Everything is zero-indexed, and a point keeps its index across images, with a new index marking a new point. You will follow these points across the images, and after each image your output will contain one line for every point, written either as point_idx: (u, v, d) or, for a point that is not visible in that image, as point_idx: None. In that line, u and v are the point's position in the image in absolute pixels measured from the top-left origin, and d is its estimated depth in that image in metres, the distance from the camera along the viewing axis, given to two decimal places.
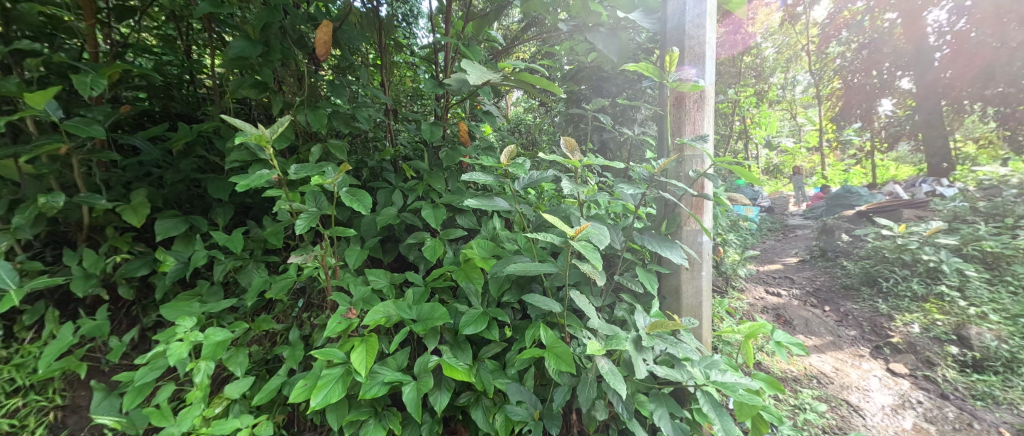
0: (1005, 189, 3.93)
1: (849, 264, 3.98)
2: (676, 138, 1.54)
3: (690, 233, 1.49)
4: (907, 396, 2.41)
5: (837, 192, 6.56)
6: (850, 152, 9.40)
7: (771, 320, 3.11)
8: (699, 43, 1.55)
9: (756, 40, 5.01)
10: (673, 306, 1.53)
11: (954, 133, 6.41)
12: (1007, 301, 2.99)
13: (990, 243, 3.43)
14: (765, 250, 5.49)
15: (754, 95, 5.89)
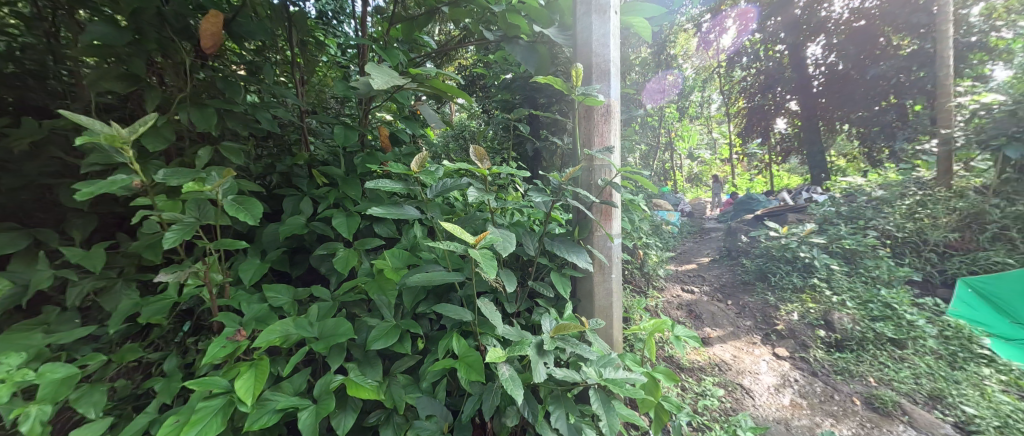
0: (860, 196, 4.77)
1: (748, 262, 4.56)
2: (586, 148, 1.65)
3: (599, 238, 1.60)
4: (787, 376, 2.82)
5: (741, 199, 7.53)
6: (752, 164, 10.78)
7: (684, 315, 3.45)
8: (604, 60, 1.68)
9: (678, 62, 5.57)
10: (587, 308, 1.63)
11: (826, 149, 7.66)
12: (860, 288, 3.61)
13: (850, 241, 4.13)
14: (683, 251, 6.09)
15: (677, 111, 6.52)
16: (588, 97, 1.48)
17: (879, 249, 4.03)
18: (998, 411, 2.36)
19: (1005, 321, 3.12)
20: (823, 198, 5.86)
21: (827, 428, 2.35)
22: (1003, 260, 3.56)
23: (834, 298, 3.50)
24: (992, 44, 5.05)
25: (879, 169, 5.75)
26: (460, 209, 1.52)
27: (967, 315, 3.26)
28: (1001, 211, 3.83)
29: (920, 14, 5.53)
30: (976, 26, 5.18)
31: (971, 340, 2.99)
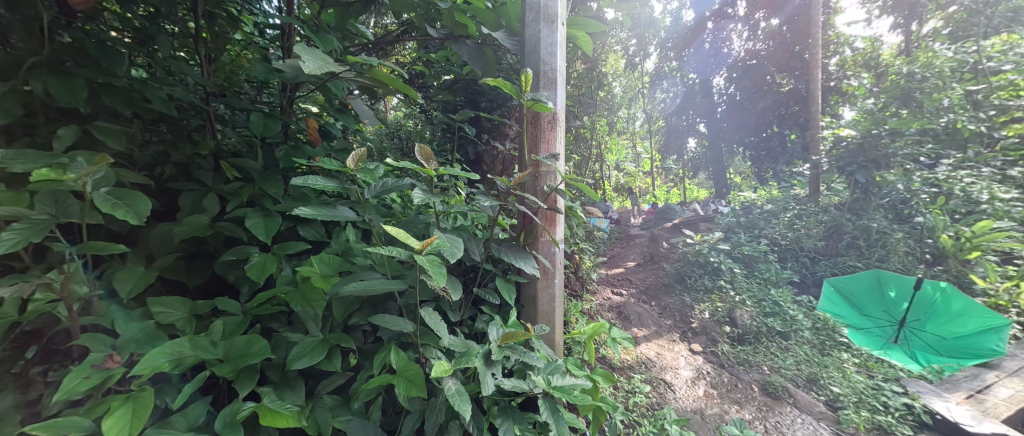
0: (757, 208, 5.41)
1: (668, 266, 4.88)
2: (533, 154, 1.63)
3: (544, 243, 1.59)
4: (701, 369, 3.06)
5: (662, 208, 8.12)
6: (669, 176, 11.74)
7: (614, 317, 3.59)
8: (551, 69, 1.68)
9: (608, 78, 5.85)
10: (530, 314, 1.60)
11: (727, 165, 8.65)
12: (756, 289, 4.05)
13: (749, 248, 4.62)
14: (612, 255, 6.38)
15: (607, 124, 6.83)
16: (538, 103, 1.45)
17: (771, 255, 4.57)
18: (856, 390, 2.79)
19: (856, 312, 3.61)
20: (727, 209, 6.54)
21: (733, 414, 2.61)
22: (857, 264, 4.18)
23: (737, 297, 3.87)
24: (844, 89, 6.06)
25: (770, 185, 6.57)
26: (399, 212, 1.41)
27: (831, 310, 3.73)
28: (856, 219, 4.52)
29: (796, 59, 6.48)
30: (833, 74, 6.36)
31: (835, 330, 3.49)
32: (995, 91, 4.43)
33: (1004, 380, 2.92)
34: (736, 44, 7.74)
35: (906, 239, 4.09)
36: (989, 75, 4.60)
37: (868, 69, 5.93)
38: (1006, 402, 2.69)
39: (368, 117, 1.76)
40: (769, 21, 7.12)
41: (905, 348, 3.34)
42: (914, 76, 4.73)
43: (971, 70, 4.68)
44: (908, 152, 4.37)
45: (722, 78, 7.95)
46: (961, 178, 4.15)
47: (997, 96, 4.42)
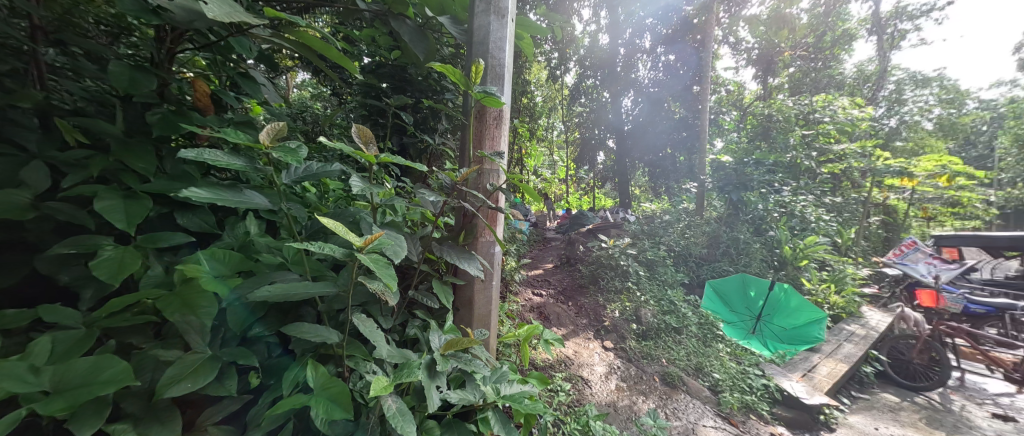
0: (659, 217, 6.01)
1: (583, 268, 5.12)
2: (477, 150, 1.53)
3: (483, 243, 1.51)
4: (612, 364, 3.27)
5: (577, 213, 8.54)
6: (582, 184, 12.53)
7: (535, 317, 3.68)
8: (499, 64, 1.60)
9: (529, 87, 5.99)
10: (466, 318, 1.49)
11: (630, 178, 9.55)
12: (656, 289, 4.51)
13: (651, 253, 5.07)
14: (532, 257, 6.52)
15: (529, 130, 6.98)
16: (490, 96, 1.35)
17: (667, 259, 5.12)
18: (731, 376, 3.35)
19: (728, 309, 4.08)
20: (632, 218, 7.12)
21: (640, 404, 2.82)
22: (728, 268, 5.11)
23: (642, 297, 4.26)
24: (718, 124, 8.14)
25: (666, 199, 7.35)
26: (319, 202, 1.20)
27: (711, 307, 4.19)
28: (730, 230, 5.50)
29: (687, 90, 8.08)
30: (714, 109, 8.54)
31: (713, 325, 4.05)
32: (818, 137, 6.19)
33: (825, 359, 3.82)
34: (642, 70, 8.65)
35: (761, 249, 5.23)
36: (815, 123, 6.27)
37: (737, 108, 8.13)
38: (826, 379, 3.45)
39: (275, 93, 1.51)
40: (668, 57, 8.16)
41: (760, 339, 3.84)
42: (769, 117, 6.38)
43: (805, 118, 6.30)
44: (763, 179, 5.58)
45: (629, 100, 8.96)
46: (799, 202, 5.65)
47: (818, 141, 6.21)
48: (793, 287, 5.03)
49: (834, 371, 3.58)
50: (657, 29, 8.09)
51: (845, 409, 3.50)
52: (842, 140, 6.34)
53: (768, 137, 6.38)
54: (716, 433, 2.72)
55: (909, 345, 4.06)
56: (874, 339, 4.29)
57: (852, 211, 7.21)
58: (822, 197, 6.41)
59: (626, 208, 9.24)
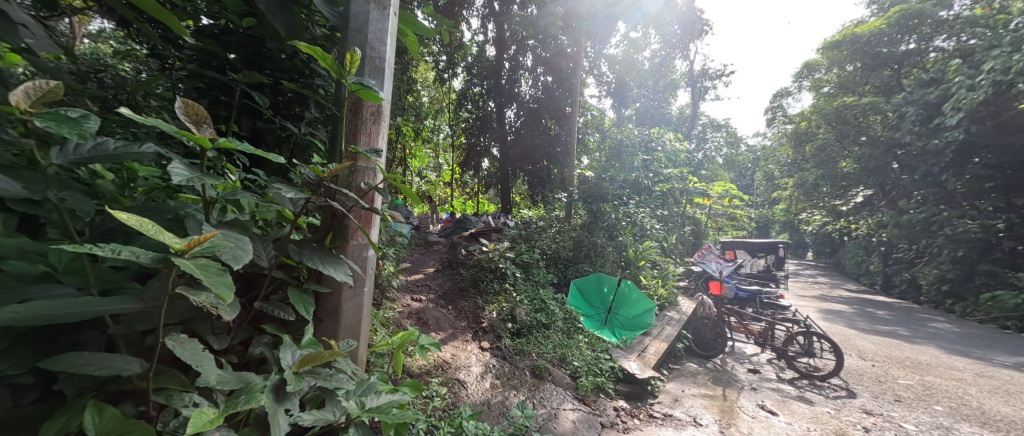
0: (534, 222, 6.46)
1: (463, 271, 5.18)
2: (351, 144, 1.40)
3: (354, 246, 1.39)
4: (488, 364, 3.38)
5: (460, 218, 8.61)
6: (466, 189, 12.73)
7: (413, 323, 3.58)
8: (379, 57, 1.50)
9: (415, 86, 5.84)
10: (331, 329, 1.34)
11: (512, 186, 9.88)
12: (529, 289, 4.82)
13: (527, 255, 5.37)
14: (412, 261, 6.32)
15: (413, 130, 6.79)
16: (367, 89, 1.26)
17: (540, 261, 5.53)
18: (587, 362, 3.76)
19: (587, 303, 4.41)
20: (511, 223, 7.43)
21: (512, 399, 2.97)
22: (589, 269, 5.80)
23: (517, 297, 4.48)
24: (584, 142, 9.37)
25: (541, 206, 7.91)
26: (123, 192, 0.94)
27: (574, 303, 4.48)
28: (590, 236, 6.20)
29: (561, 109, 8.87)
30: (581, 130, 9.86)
31: (574, 319, 4.52)
32: (655, 162, 7.74)
33: (653, 340, 4.73)
34: (524, 86, 9.25)
35: (613, 251, 6.17)
36: (651, 150, 7.76)
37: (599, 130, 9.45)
38: (653, 355, 4.31)
39: (43, 36, 1.17)
40: (546, 77, 8.91)
41: (609, 328, 4.25)
42: (622, 141, 7.57)
43: (645, 146, 7.72)
44: (617, 193, 6.52)
45: (513, 112, 9.36)
46: (639, 213, 6.87)
47: (654, 165, 7.76)
48: (635, 283, 6.12)
49: (658, 348, 4.48)
50: (537, 51, 8.76)
51: (663, 375, 4.33)
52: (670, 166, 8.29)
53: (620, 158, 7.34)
54: (575, 413, 3.03)
55: (706, 325, 5.22)
56: (684, 321, 5.47)
57: (673, 221, 9.10)
58: (655, 211, 7.90)
59: (506, 213, 9.59)
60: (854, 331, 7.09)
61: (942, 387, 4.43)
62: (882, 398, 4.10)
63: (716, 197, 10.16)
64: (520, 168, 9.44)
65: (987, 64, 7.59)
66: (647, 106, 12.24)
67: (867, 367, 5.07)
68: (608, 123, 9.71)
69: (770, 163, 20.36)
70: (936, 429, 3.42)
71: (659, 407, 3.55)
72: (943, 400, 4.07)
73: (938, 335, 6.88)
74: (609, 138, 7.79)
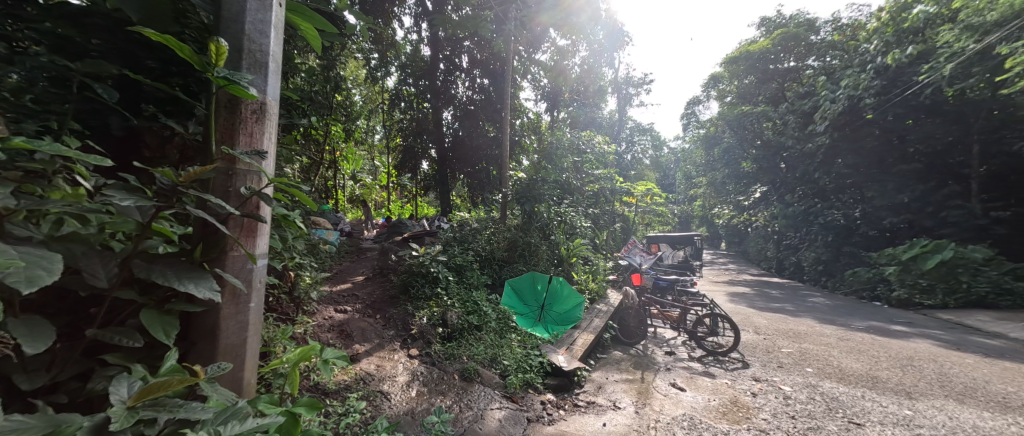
0: (470, 224, 6.42)
1: (395, 278, 4.97)
2: (225, 145, 1.28)
3: (234, 258, 1.25)
4: (415, 371, 3.29)
5: (395, 222, 8.25)
6: (403, 192, 12.32)
7: (333, 336, 3.36)
8: (261, 51, 1.37)
9: (345, 84, 5.48)
10: (205, 353, 1.20)
11: (450, 188, 9.74)
12: (463, 292, 4.74)
13: (460, 258, 5.30)
14: (340, 270, 5.91)
15: (341, 130, 6.33)
16: (235, 84, 1.18)
17: (474, 263, 5.48)
18: (517, 360, 3.80)
19: (521, 302, 4.46)
20: (447, 226, 7.28)
21: (437, 404, 2.92)
22: (523, 268, 5.89)
23: (449, 301, 4.39)
24: (522, 144, 9.34)
25: (481, 208, 7.88)
26: None
27: (508, 303, 4.51)
28: (525, 236, 6.26)
29: (497, 113, 8.87)
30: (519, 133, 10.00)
31: (507, 319, 4.54)
32: (583, 164, 8.29)
33: (582, 333, 4.94)
34: (461, 88, 9.13)
35: (547, 249, 6.31)
36: (577, 153, 8.25)
37: (535, 132, 9.63)
38: (580, 347, 4.50)
39: None
40: (483, 79, 8.87)
41: (543, 325, 4.37)
42: (554, 143, 7.81)
43: (573, 149, 8.11)
44: (551, 193, 6.67)
45: (450, 114, 9.20)
46: (569, 212, 7.15)
47: (583, 166, 8.27)
48: (568, 279, 6.35)
49: (586, 340, 4.69)
50: (473, 53, 8.77)
51: (589, 365, 4.55)
52: (598, 167, 9.07)
53: (553, 159, 7.59)
54: (501, 412, 3.05)
55: (629, 314, 5.59)
56: (610, 313, 5.86)
57: (605, 219, 9.60)
58: (586, 209, 8.27)
59: (444, 216, 9.39)
60: (752, 310, 8.08)
61: (813, 352, 5.24)
62: (768, 366, 4.74)
63: (638, 195, 11.00)
64: (458, 170, 9.36)
65: (843, 81, 9.29)
66: (579, 110, 12.78)
67: (760, 341, 5.81)
68: (544, 125, 9.98)
69: (685, 163, 22.54)
70: (806, 388, 4.03)
71: (584, 395, 3.71)
72: (814, 362, 4.82)
73: (814, 308, 8.15)
74: (546, 141, 8.05)
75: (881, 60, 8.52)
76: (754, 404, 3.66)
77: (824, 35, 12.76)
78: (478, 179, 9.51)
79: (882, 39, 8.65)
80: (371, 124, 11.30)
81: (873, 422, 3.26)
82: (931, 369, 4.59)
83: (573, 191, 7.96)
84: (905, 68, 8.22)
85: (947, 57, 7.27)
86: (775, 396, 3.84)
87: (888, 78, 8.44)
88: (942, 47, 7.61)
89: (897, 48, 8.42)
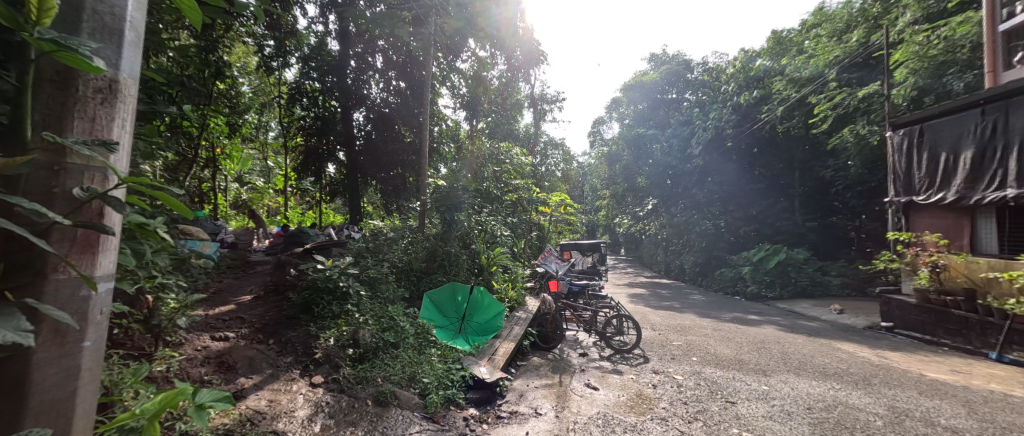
0: (384, 233, 6.03)
1: (293, 296, 4.40)
2: (49, 132, 0.95)
3: (61, 282, 0.93)
4: (319, 402, 2.94)
5: (294, 231, 7.42)
6: (304, 197, 11.30)
7: (209, 371, 2.97)
8: (112, 13, 1.05)
9: (230, 69, 4.79)
10: (10, 417, 0.88)
11: (361, 195, 9.10)
12: (377, 307, 4.35)
13: (374, 271, 4.91)
14: (220, 288, 5.07)
15: (223, 122, 5.51)
16: (67, 50, 0.89)
17: (390, 276, 5.11)
18: (437, 376, 3.56)
19: (440, 315, 4.32)
20: (357, 235, 6.75)
21: None
22: (443, 278, 5.66)
23: (361, 318, 3.99)
24: (441, 152, 9.11)
25: (396, 216, 7.48)
26: None
27: (428, 316, 4.32)
28: (445, 245, 6.07)
29: (415, 118, 8.49)
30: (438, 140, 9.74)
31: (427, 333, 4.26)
32: (503, 173, 8.52)
33: (503, 342, 4.87)
34: (374, 89, 8.65)
35: (467, 258, 6.15)
36: (497, 163, 8.44)
37: (454, 140, 9.50)
38: (502, 356, 4.38)
39: None
40: (399, 82, 8.50)
41: (464, 336, 4.29)
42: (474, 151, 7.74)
43: (489, 158, 8.21)
44: (471, 201, 6.51)
45: (361, 115, 8.63)
46: (489, 221, 7.10)
47: (503, 175, 8.48)
48: (488, 288, 6.23)
49: (507, 349, 4.61)
50: (388, 53, 8.34)
51: (510, 374, 4.48)
52: (516, 177, 9.20)
53: (474, 168, 7.55)
54: None
55: (547, 320, 5.69)
56: (530, 319, 5.91)
57: (523, 228, 9.76)
58: (506, 218, 8.30)
59: (355, 224, 8.77)
60: (648, 308, 8.86)
61: (695, 342, 5.87)
62: (663, 358, 5.19)
63: (553, 205, 11.45)
64: (370, 175, 8.77)
65: (712, 114, 11.84)
66: (498, 121, 12.98)
67: (656, 337, 6.32)
68: (463, 134, 9.91)
69: (592, 176, 24.29)
70: (692, 375, 4.48)
71: (506, 405, 3.62)
72: (694, 352, 5.40)
73: (696, 304, 9.20)
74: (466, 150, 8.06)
75: (737, 100, 11.26)
76: (656, 395, 3.92)
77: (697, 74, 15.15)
78: (392, 186, 9.05)
79: (737, 84, 11.47)
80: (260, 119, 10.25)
81: (743, 399, 3.71)
82: (779, 349, 5.44)
83: (493, 200, 7.97)
84: (753, 106, 11.03)
85: (779, 102, 10.09)
86: (670, 385, 4.18)
87: (742, 114, 11.13)
88: (773, 95, 10.49)
89: (746, 92, 11.34)
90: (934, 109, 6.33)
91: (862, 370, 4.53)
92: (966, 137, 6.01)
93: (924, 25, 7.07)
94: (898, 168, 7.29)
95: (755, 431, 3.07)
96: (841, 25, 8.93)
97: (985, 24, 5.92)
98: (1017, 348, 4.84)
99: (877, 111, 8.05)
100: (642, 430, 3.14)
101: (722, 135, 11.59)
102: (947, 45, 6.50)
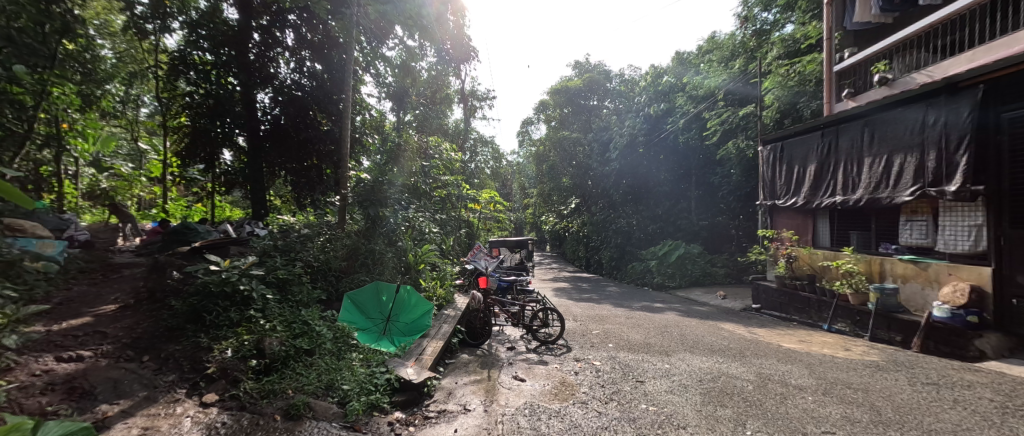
0: (295, 230, 5.48)
1: (176, 303, 3.75)
2: None
3: None
4: (213, 423, 2.52)
5: (176, 227, 6.36)
6: (193, 188, 9.81)
7: (56, 399, 2.39)
8: None
9: (85, 31, 3.96)
10: None
11: (266, 187, 8.21)
12: (287, 312, 3.90)
13: (284, 271, 4.41)
14: (70, 298, 4.15)
15: (71, 90, 4.48)
16: None
17: (303, 276, 4.64)
18: (359, 381, 3.26)
19: (363, 316, 3.96)
20: (262, 233, 6.04)
21: None
22: (364, 278, 5.29)
23: (267, 325, 3.52)
24: (365, 143, 8.46)
25: (309, 210, 6.82)
26: None
27: (347, 318, 3.92)
28: (368, 242, 5.66)
29: (332, 104, 7.82)
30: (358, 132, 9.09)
31: (347, 336, 3.95)
32: (432, 168, 8.23)
33: (431, 341, 4.67)
34: (283, 69, 7.85)
35: (394, 255, 5.81)
36: (424, 158, 8.18)
37: (377, 131, 8.94)
38: (430, 356, 4.19)
39: None
40: (314, 64, 7.81)
41: (389, 337, 3.92)
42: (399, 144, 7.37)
43: (416, 151, 7.88)
44: (398, 196, 6.18)
45: (266, 96, 7.65)
46: (417, 218, 6.80)
47: (432, 171, 8.17)
48: (415, 287, 5.96)
49: (435, 349, 4.41)
50: (300, 30, 7.68)
51: (439, 374, 4.30)
52: (445, 173, 8.95)
53: (399, 161, 7.20)
54: None
55: (477, 316, 5.62)
56: (458, 317, 5.77)
57: (452, 225, 9.52)
58: (434, 214, 8.04)
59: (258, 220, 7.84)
60: (571, 301, 9.22)
61: (613, 331, 6.21)
62: (584, 347, 5.42)
63: (482, 203, 11.37)
64: (277, 164, 7.86)
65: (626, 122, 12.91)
66: (426, 115, 12.59)
67: (579, 328, 6.55)
68: (387, 125, 9.39)
69: (521, 176, 24.79)
70: (609, 360, 4.72)
71: (434, 405, 3.45)
72: (612, 339, 5.73)
73: (612, 296, 9.81)
74: (391, 143, 7.65)
75: (647, 110, 12.39)
76: (577, 381, 4.04)
77: (615, 84, 16.20)
78: (305, 179, 8.24)
79: (648, 96, 12.61)
80: (128, 92, 8.64)
81: (649, 378, 3.97)
82: (678, 332, 5.99)
83: (420, 196, 7.65)
84: (660, 117, 12.18)
85: (680, 115, 11.35)
86: (590, 371, 4.35)
87: (651, 123, 12.26)
88: (677, 108, 11.69)
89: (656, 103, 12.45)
90: (793, 129, 7.43)
91: (739, 345, 5.16)
92: (812, 155, 7.11)
93: (785, 59, 8.59)
94: (766, 178, 8.44)
95: (659, 404, 3.28)
96: (727, 53, 10.94)
97: (826, 65, 7.38)
98: (841, 319, 5.84)
99: (752, 128, 9.45)
100: (565, 415, 3.20)
101: (635, 142, 12.69)
102: (799, 78, 8.09)
